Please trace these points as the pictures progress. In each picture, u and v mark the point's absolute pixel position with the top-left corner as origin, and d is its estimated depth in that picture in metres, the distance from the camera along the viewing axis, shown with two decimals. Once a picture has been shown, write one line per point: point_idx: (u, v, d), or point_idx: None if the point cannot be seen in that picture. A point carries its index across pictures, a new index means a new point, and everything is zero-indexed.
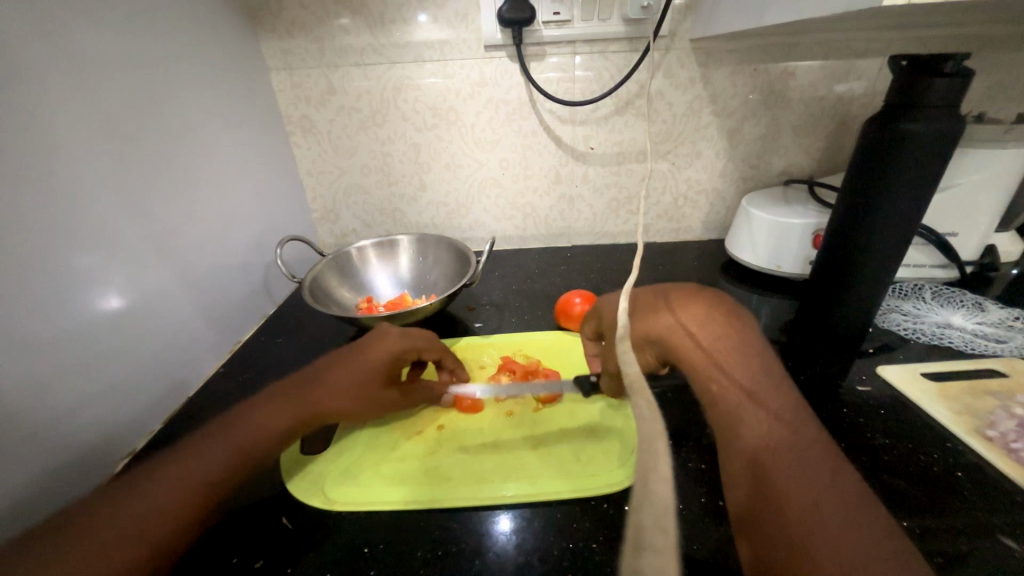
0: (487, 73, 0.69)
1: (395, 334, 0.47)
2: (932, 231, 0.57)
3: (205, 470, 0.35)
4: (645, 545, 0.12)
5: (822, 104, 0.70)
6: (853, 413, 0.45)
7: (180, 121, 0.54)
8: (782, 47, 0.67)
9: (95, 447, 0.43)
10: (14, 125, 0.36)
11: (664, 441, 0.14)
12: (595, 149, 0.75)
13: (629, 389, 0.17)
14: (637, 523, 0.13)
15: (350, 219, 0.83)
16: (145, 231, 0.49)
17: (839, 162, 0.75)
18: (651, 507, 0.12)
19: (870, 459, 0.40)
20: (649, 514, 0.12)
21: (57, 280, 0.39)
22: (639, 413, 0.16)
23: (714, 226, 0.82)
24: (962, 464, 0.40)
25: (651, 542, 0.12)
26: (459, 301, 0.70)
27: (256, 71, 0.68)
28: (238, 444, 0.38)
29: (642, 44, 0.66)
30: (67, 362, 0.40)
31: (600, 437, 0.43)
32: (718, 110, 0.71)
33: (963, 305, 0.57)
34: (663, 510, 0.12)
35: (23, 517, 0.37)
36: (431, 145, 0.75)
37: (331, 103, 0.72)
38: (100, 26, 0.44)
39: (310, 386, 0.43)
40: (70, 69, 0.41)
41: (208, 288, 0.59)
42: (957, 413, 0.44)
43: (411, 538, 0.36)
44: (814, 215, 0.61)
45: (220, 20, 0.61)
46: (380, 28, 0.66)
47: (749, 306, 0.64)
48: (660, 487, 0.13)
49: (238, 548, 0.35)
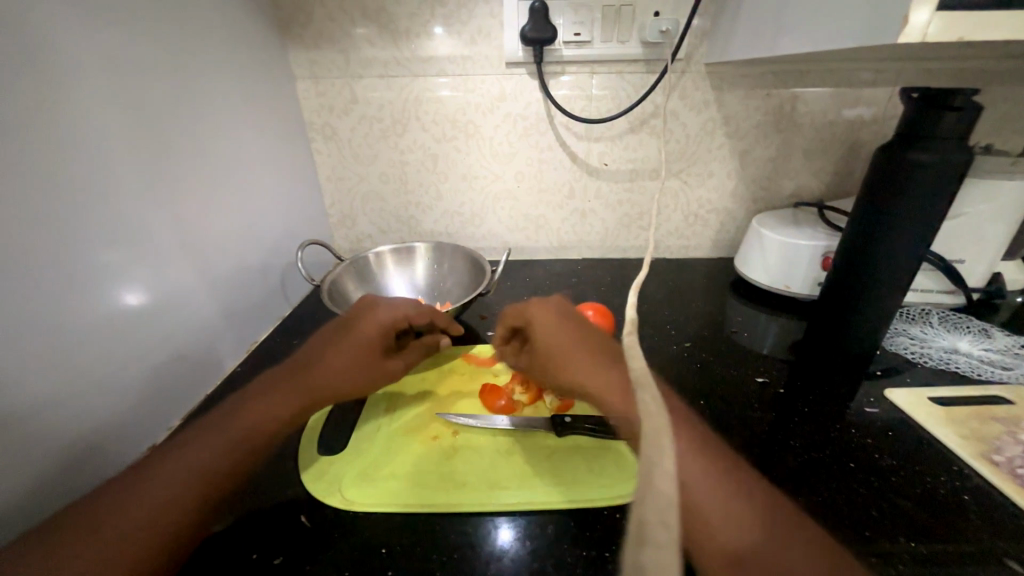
0: (507, 89, 0.71)
1: (382, 307, 0.49)
2: (939, 258, 0.58)
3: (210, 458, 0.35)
4: (648, 542, 0.14)
5: (833, 130, 0.72)
6: (861, 434, 0.46)
7: (204, 124, 0.56)
8: (794, 74, 0.69)
9: (115, 440, 0.44)
10: (49, 127, 0.38)
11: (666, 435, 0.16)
12: (608, 165, 0.77)
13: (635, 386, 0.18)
14: (642, 518, 0.15)
15: (366, 225, 0.85)
16: (168, 231, 0.50)
17: (849, 186, 0.76)
18: (655, 504, 0.15)
19: (878, 480, 0.41)
20: (653, 510, 0.14)
21: (84, 275, 0.41)
22: (643, 408, 0.17)
23: (724, 244, 0.84)
24: (969, 488, 0.40)
25: (653, 538, 0.14)
26: (472, 310, 0.71)
27: (282, 79, 0.70)
28: (239, 437, 0.37)
29: (658, 66, 0.68)
30: (89, 354, 0.41)
31: (612, 448, 0.44)
32: (730, 132, 0.73)
33: (970, 331, 0.58)
34: (665, 506, 0.15)
35: (46, 505, 0.38)
36: (449, 156, 0.77)
37: (353, 112, 0.74)
38: (133, 35, 0.46)
39: (307, 372, 0.43)
40: (102, 73, 0.43)
41: (226, 288, 0.60)
42: (963, 437, 0.45)
43: (426, 541, 0.36)
44: (823, 238, 0.62)
45: (251, 30, 0.63)
46: (405, 42, 0.69)
47: (757, 325, 0.65)
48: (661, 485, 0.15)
49: (258, 544, 0.36)
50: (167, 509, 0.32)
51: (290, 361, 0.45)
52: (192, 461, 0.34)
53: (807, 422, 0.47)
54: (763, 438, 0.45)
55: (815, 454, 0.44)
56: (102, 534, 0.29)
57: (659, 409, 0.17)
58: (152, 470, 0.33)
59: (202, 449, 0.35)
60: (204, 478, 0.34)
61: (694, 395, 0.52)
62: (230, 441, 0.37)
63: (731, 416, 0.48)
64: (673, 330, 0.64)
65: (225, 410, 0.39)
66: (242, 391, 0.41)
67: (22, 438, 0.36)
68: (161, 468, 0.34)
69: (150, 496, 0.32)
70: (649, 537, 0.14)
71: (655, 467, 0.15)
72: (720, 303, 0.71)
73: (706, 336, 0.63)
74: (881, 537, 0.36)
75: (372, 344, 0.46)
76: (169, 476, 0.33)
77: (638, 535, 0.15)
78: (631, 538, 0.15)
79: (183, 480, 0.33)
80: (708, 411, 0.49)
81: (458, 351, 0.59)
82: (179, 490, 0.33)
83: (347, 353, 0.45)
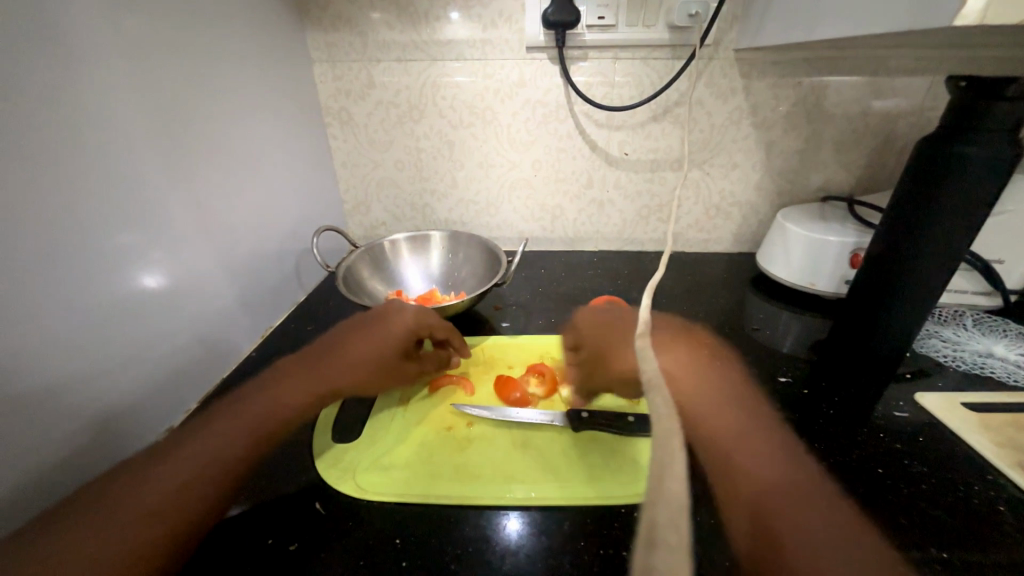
0: (527, 74, 0.69)
1: (408, 312, 0.49)
2: (978, 258, 0.56)
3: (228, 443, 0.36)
4: (657, 544, 0.13)
5: (866, 121, 0.69)
6: (889, 438, 0.44)
7: (222, 107, 0.55)
8: (828, 61, 0.66)
9: (131, 421, 0.45)
10: (68, 108, 0.38)
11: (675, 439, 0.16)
12: (629, 155, 0.75)
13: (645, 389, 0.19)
14: (653, 521, 0.14)
15: (380, 212, 0.84)
16: (186, 215, 0.50)
17: (880, 181, 0.73)
18: (666, 506, 0.14)
19: (907, 487, 0.40)
20: (664, 509, 0.14)
21: (103, 257, 0.41)
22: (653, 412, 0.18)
23: (746, 238, 0.81)
24: (1004, 499, 0.39)
25: (664, 540, 0.13)
26: (486, 300, 0.71)
27: (299, 62, 0.69)
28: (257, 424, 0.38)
29: (685, 52, 0.66)
30: (106, 337, 0.41)
31: (629, 446, 0.43)
32: (757, 122, 0.70)
33: (1006, 334, 0.56)
34: (676, 509, 0.14)
35: (64, 484, 0.38)
36: (466, 143, 0.76)
37: (369, 97, 0.73)
38: (150, 15, 0.45)
39: (325, 363, 0.44)
40: (121, 53, 0.42)
41: (242, 272, 0.60)
42: (999, 445, 0.43)
43: (440, 532, 0.36)
44: (853, 234, 0.60)
45: (269, 12, 0.62)
46: (423, 25, 0.67)
47: (779, 322, 0.64)
48: (674, 482, 0.15)
49: (273, 530, 0.36)
50: (185, 491, 0.32)
51: (313, 347, 0.46)
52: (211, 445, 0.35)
53: (832, 425, 0.46)
54: None
55: (840, 458, 0.42)
56: (120, 514, 0.29)
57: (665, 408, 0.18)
58: (166, 454, 0.34)
59: (215, 435, 0.36)
60: (217, 463, 0.35)
61: None
62: (243, 428, 0.37)
63: None
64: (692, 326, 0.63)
65: (241, 395, 0.40)
66: (265, 374, 0.43)
67: (40, 417, 0.36)
68: (174, 453, 0.34)
69: (166, 479, 0.32)
70: (661, 536, 0.14)
71: (668, 466, 0.15)
72: (740, 299, 0.69)
73: (725, 332, 0.61)
74: (910, 547, 0.35)
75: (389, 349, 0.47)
76: (183, 459, 0.34)
77: (648, 536, 0.14)
78: (640, 538, 0.14)
79: (198, 463, 0.34)
80: None
81: (472, 342, 0.59)
82: (195, 473, 0.33)
83: (364, 353, 0.46)
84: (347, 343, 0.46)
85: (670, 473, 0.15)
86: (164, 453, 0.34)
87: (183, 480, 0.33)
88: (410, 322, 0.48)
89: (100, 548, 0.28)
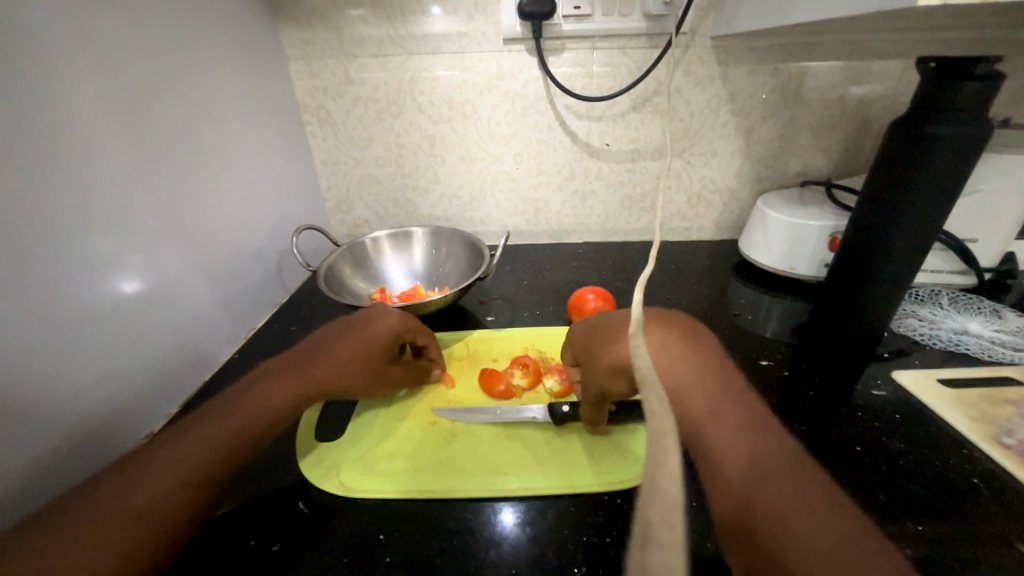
0: (505, 67, 0.69)
1: (394, 314, 0.47)
2: (952, 237, 0.57)
3: (208, 447, 0.34)
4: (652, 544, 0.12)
5: (842, 106, 0.70)
6: (869, 417, 0.45)
7: (197, 106, 0.54)
8: (804, 47, 0.66)
9: (112, 429, 0.44)
10: (37, 111, 0.37)
11: (670, 436, 0.14)
12: (610, 145, 0.75)
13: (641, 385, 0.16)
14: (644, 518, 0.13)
15: (362, 210, 0.83)
16: (163, 218, 0.49)
17: (858, 165, 0.74)
18: (659, 504, 0.12)
19: (886, 464, 0.40)
20: (657, 508, 0.12)
21: (79, 262, 0.40)
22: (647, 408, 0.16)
23: (728, 226, 0.82)
24: (979, 472, 0.40)
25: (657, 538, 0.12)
26: (471, 295, 0.70)
27: (274, 59, 0.67)
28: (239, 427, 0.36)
29: (662, 41, 0.66)
30: (83, 343, 0.40)
31: (613, 434, 0.43)
32: (736, 109, 0.71)
33: (981, 312, 0.57)
34: (670, 508, 0.12)
35: (44, 496, 0.37)
36: (446, 138, 0.75)
37: (347, 93, 0.72)
38: (122, 15, 0.44)
39: (308, 365, 0.41)
40: (91, 53, 0.41)
41: (222, 274, 0.59)
42: (974, 419, 0.44)
43: (425, 527, 0.36)
44: (831, 218, 0.60)
45: (241, 9, 0.61)
46: (399, 18, 0.66)
47: (762, 307, 0.64)
48: (669, 480, 0.13)
49: (256, 532, 0.36)
50: (167, 498, 0.31)
51: (293, 351, 0.43)
52: (190, 449, 0.33)
53: (814, 406, 0.47)
54: None
55: (821, 438, 0.43)
56: (98, 523, 0.28)
57: (664, 408, 0.16)
58: (147, 459, 0.32)
59: (198, 437, 0.34)
60: (200, 467, 0.33)
61: None
62: (226, 429, 0.35)
63: None
64: None
65: (219, 402, 0.37)
66: (240, 379, 0.40)
67: (17, 428, 0.35)
68: (155, 458, 0.32)
69: (146, 486, 0.31)
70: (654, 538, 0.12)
71: (661, 465, 0.13)
72: (723, 286, 0.70)
73: (708, 319, 0.62)
74: (887, 521, 0.36)
75: (376, 350, 0.44)
76: (163, 465, 0.32)
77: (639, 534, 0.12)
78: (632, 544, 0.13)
79: (180, 468, 0.32)
80: None
81: (456, 337, 0.59)
82: (176, 479, 0.32)
83: (351, 353, 0.43)
84: (330, 343, 0.43)
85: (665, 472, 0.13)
86: (146, 458, 0.32)
87: (164, 486, 0.31)
88: (398, 324, 0.47)
89: (78, 560, 0.27)
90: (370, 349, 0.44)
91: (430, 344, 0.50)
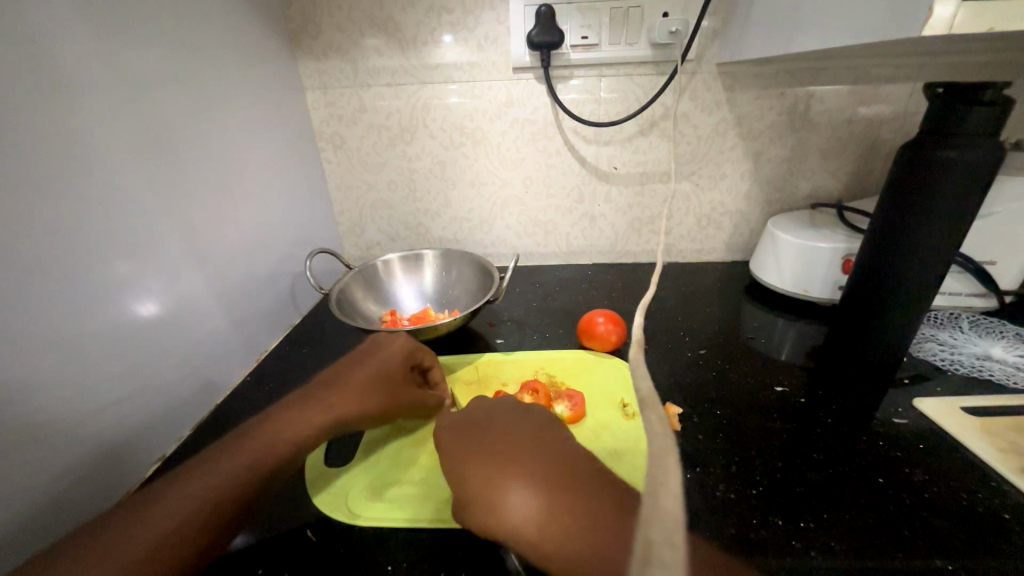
0: (514, 94, 0.71)
1: (402, 337, 0.49)
2: (968, 260, 0.56)
3: (217, 482, 0.33)
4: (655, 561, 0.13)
5: (850, 128, 0.70)
6: (889, 446, 0.44)
7: (215, 135, 0.56)
8: (808, 72, 0.67)
9: (126, 453, 0.44)
10: (64, 146, 0.39)
11: (675, 456, 0.15)
12: (618, 169, 0.76)
13: (642, 402, 0.16)
14: (648, 539, 0.14)
15: (374, 233, 0.85)
16: (182, 243, 0.51)
17: (868, 186, 0.74)
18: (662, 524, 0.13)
19: (909, 497, 0.39)
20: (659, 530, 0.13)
21: (100, 286, 0.41)
22: (650, 428, 0.15)
23: (738, 247, 0.82)
24: (1009, 506, 0.38)
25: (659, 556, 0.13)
26: (481, 317, 0.71)
27: (292, 90, 0.70)
28: (246, 463, 0.35)
29: (668, 68, 0.67)
30: (102, 366, 0.41)
31: (621, 462, 0.43)
32: (743, 132, 0.71)
33: (1003, 337, 0.56)
34: (672, 526, 0.13)
35: (62, 517, 0.38)
36: (457, 162, 0.77)
37: (361, 121, 0.74)
38: (142, 51, 0.46)
39: (324, 395, 0.42)
40: (117, 87, 0.43)
41: (237, 297, 0.60)
42: (1001, 450, 0.42)
43: (433, 557, 0.36)
44: (843, 240, 0.60)
45: (262, 43, 0.64)
46: (412, 49, 0.69)
47: (774, 331, 0.63)
48: (668, 501, 0.14)
49: (263, 560, 0.36)
50: (179, 535, 0.30)
51: (309, 383, 0.44)
52: (202, 485, 0.33)
53: (831, 434, 0.45)
54: (783, 450, 0.44)
55: (840, 469, 0.42)
56: (112, 556, 0.28)
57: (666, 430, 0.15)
58: (159, 495, 0.32)
59: (212, 471, 0.34)
60: (214, 501, 0.33)
61: (709, 405, 0.50)
62: (236, 463, 0.35)
63: (748, 426, 0.47)
64: (687, 337, 0.62)
65: (233, 436, 0.37)
66: (258, 413, 0.40)
67: (38, 451, 0.36)
68: (168, 494, 0.32)
69: (151, 525, 0.30)
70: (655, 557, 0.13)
71: (663, 487, 0.14)
72: (735, 308, 0.69)
73: (719, 342, 0.61)
74: (912, 557, 0.34)
75: (391, 372, 0.45)
76: (177, 500, 0.32)
77: (641, 552, 0.13)
78: (636, 557, 0.14)
79: (190, 504, 0.32)
80: (725, 422, 0.47)
81: (467, 360, 0.59)
82: (192, 511, 0.31)
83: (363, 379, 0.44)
84: (345, 372, 0.45)
85: (666, 492, 0.14)
86: (156, 496, 0.32)
87: (175, 524, 0.31)
88: (407, 344, 0.48)
89: None
90: (378, 374, 0.45)
91: (435, 365, 0.50)
